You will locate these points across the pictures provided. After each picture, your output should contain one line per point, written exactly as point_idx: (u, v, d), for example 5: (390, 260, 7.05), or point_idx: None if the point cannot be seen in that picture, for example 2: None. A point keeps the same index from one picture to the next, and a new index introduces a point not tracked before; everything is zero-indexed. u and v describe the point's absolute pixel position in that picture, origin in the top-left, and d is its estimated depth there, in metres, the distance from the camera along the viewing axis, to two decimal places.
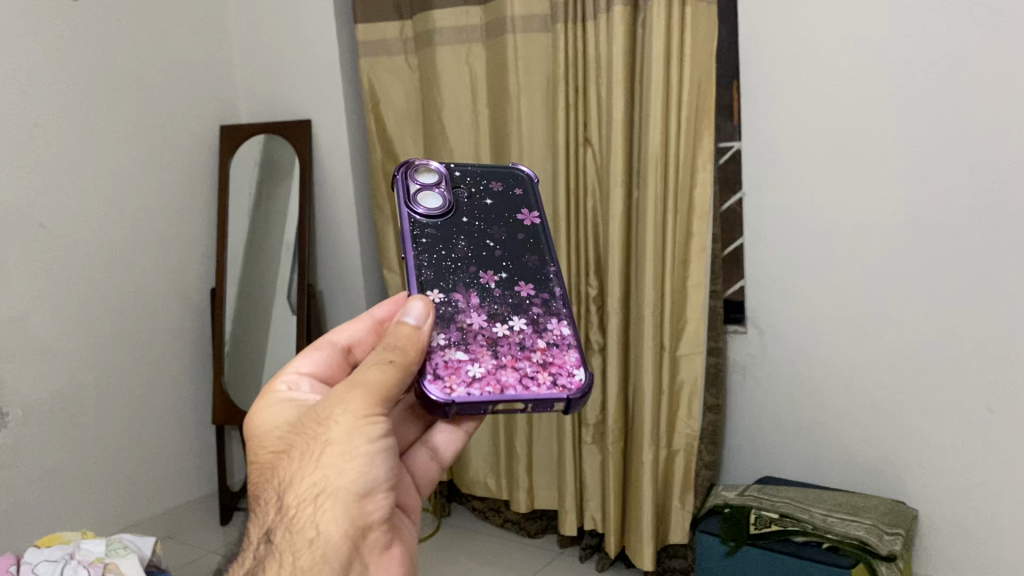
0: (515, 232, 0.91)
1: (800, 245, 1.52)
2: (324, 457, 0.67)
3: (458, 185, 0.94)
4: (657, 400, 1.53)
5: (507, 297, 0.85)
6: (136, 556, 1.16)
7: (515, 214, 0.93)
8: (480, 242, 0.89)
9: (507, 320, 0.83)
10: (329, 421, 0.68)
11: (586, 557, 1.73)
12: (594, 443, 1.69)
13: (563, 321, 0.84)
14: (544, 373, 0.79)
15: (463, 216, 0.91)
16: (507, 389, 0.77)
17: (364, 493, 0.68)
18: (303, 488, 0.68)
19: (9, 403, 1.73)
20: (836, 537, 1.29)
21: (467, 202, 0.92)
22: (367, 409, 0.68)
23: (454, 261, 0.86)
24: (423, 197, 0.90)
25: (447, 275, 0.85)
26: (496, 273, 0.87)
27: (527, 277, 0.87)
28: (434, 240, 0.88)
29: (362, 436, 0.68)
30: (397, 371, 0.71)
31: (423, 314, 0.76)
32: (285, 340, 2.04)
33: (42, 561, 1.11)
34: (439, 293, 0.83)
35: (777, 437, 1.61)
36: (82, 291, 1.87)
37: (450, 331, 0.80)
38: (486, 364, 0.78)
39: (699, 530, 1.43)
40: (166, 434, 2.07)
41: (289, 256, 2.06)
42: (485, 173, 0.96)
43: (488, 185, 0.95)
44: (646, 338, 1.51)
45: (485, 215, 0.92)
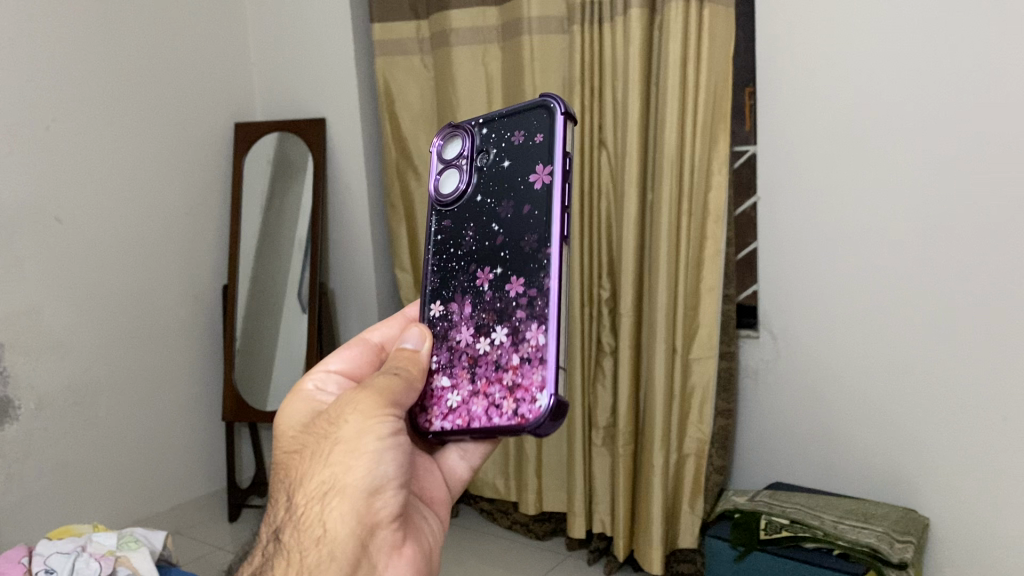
0: (520, 205, 0.79)
1: (813, 250, 1.52)
2: (335, 454, 0.68)
3: (482, 150, 0.85)
4: (668, 402, 1.53)
5: (496, 300, 0.78)
6: (147, 549, 1.15)
7: (525, 176, 0.80)
8: (485, 229, 0.82)
9: (491, 335, 0.77)
10: (342, 418, 0.69)
11: (594, 561, 1.73)
12: (604, 446, 1.69)
13: (540, 329, 0.73)
14: (509, 399, 0.74)
15: (477, 193, 0.83)
16: (474, 421, 0.76)
17: (372, 488, 0.67)
18: (314, 486, 0.68)
19: (22, 395, 1.74)
20: (848, 544, 1.28)
21: (487, 172, 0.84)
22: (380, 406, 0.69)
23: (460, 259, 0.83)
24: (447, 177, 0.86)
25: (452, 280, 0.83)
26: (494, 268, 0.79)
27: (521, 270, 0.77)
28: (447, 234, 0.85)
29: (371, 434, 0.68)
30: (402, 381, 0.73)
31: (421, 338, 0.80)
32: (296, 339, 2.05)
33: (53, 553, 1.10)
34: (441, 305, 0.82)
35: (788, 443, 1.60)
36: (96, 286, 1.87)
37: (442, 353, 0.80)
38: (463, 392, 0.78)
39: (709, 534, 1.41)
40: (175, 430, 2.07)
41: (301, 254, 2.07)
42: (513, 118, 0.83)
43: (511, 138, 0.83)
44: (660, 342, 1.50)
45: (497, 189, 0.82)
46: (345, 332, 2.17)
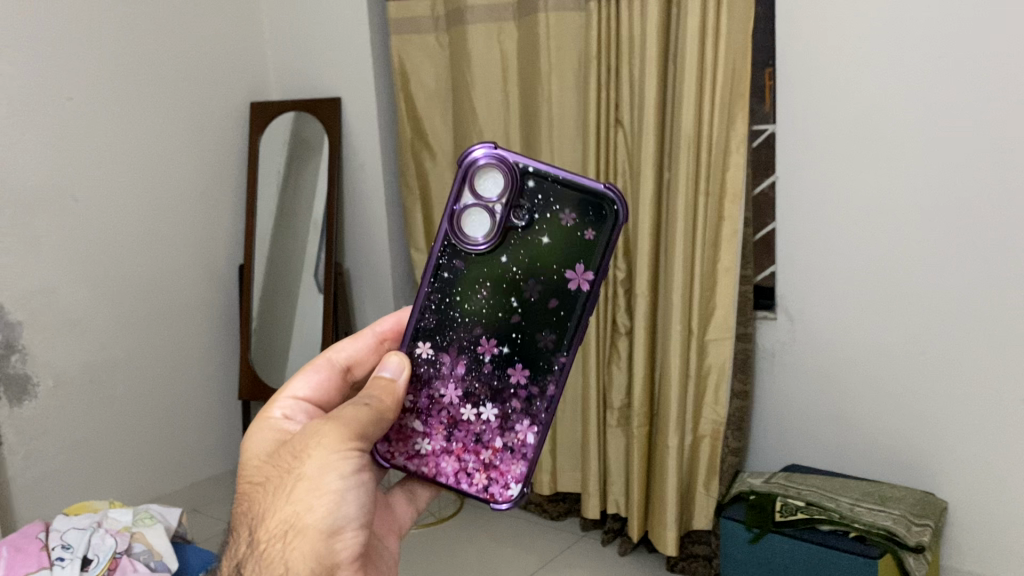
0: (547, 295, 0.77)
1: (832, 230, 1.49)
2: (297, 492, 0.67)
3: (523, 207, 0.76)
4: (683, 384, 1.51)
5: (492, 377, 0.78)
6: (162, 526, 1.14)
7: (563, 270, 0.76)
8: (501, 297, 0.77)
9: (477, 405, 0.78)
10: (304, 454, 0.68)
11: (608, 541, 1.73)
12: (618, 427, 1.68)
13: (533, 432, 0.78)
14: (482, 472, 0.79)
15: (502, 253, 0.77)
16: (441, 477, 0.79)
17: (333, 527, 0.67)
18: (276, 524, 0.67)
19: (40, 373, 1.75)
20: (864, 527, 1.27)
21: (519, 232, 0.77)
22: (345, 444, 0.68)
23: (462, 312, 0.78)
24: (472, 212, 0.76)
25: (449, 329, 0.78)
26: (499, 342, 0.78)
27: (527, 361, 0.78)
28: (457, 279, 0.77)
29: (333, 471, 0.67)
30: (372, 414, 0.71)
31: (400, 367, 0.76)
32: (313, 319, 2.06)
33: (71, 528, 1.09)
34: (431, 349, 0.78)
35: (803, 427, 1.58)
36: (112, 265, 1.88)
37: (419, 397, 0.78)
38: (436, 444, 0.79)
39: (723, 516, 1.40)
40: (190, 409, 2.08)
41: (317, 234, 2.06)
42: (569, 190, 0.76)
43: (558, 212, 0.76)
44: (675, 324, 1.49)
45: (529, 266, 0.77)
46: (360, 313, 2.17)
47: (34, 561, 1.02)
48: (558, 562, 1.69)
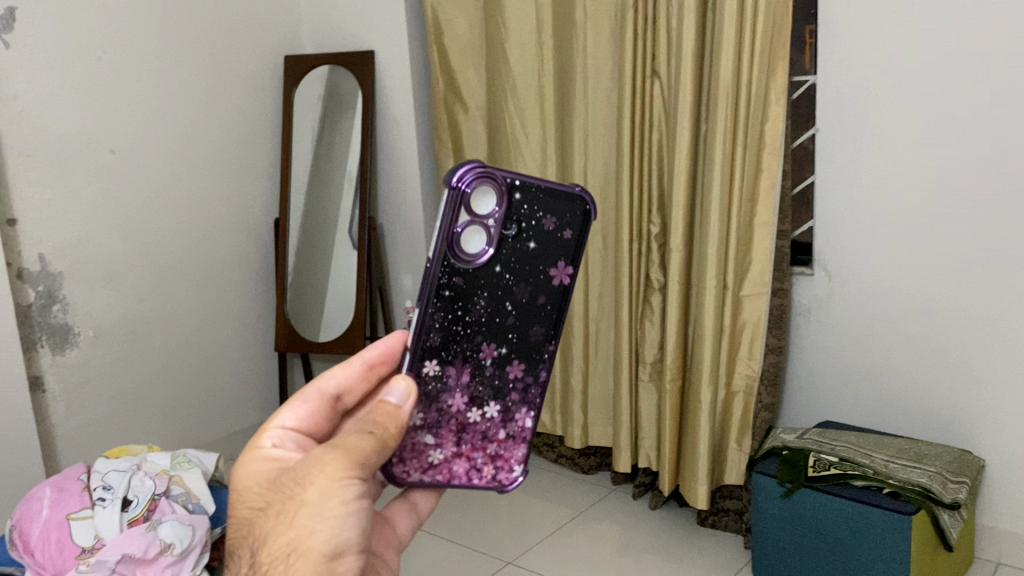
0: (536, 291, 0.65)
1: (873, 184, 1.46)
2: (295, 519, 0.55)
3: (512, 220, 0.63)
4: (717, 339, 1.50)
5: (494, 378, 0.65)
6: (200, 470, 1.15)
7: (545, 268, 0.65)
8: (500, 304, 0.64)
9: (481, 405, 0.65)
10: (303, 480, 0.55)
11: (639, 494, 1.74)
12: (651, 381, 1.68)
13: (533, 413, 0.67)
14: (488, 465, 0.66)
15: (497, 263, 0.63)
16: (454, 480, 0.66)
17: (329, 554, 0.55)
18: (268, 555, 0.55)
19: (81, 324, 1.79)
20: (898, 484, 1.26)
21: (508, 242, 0.63)
22: (345, 473, 0.55)
23: (465, 325, 0.63)
24: (468, 228, 0.61)
25: (452, 340, 0.63)
26: (499, 343, 0.65)
27: (520, 354, 0.66)
28: (456, 295, 0.62)
29: (337, 497, 0.55)
30: (377, 448, 0.57)
31: (408, 391, 0.59)
32: (348, 273, 2.07)
33: (111, 470, 1.10)
34: (436, 364, 0.63)
35: (839, 384, 1.56)
36: (149, 218, 1.90)
37: (427, 413, 0.64)
38: (445, 449, 0.65)
39: (755, 471, 1.39)
40: (226, 361, 2.11)
41: (351, 188, 2.07)
42: (546, 196, 0.65)
43: (540, 220, 0.64)
44: (710, 278, 1.48)
45: (522, 273, 0.64)
46: (394, 268, 2.18)
47: (76, 501, 1.05)
48: (588, 515, 1.70)
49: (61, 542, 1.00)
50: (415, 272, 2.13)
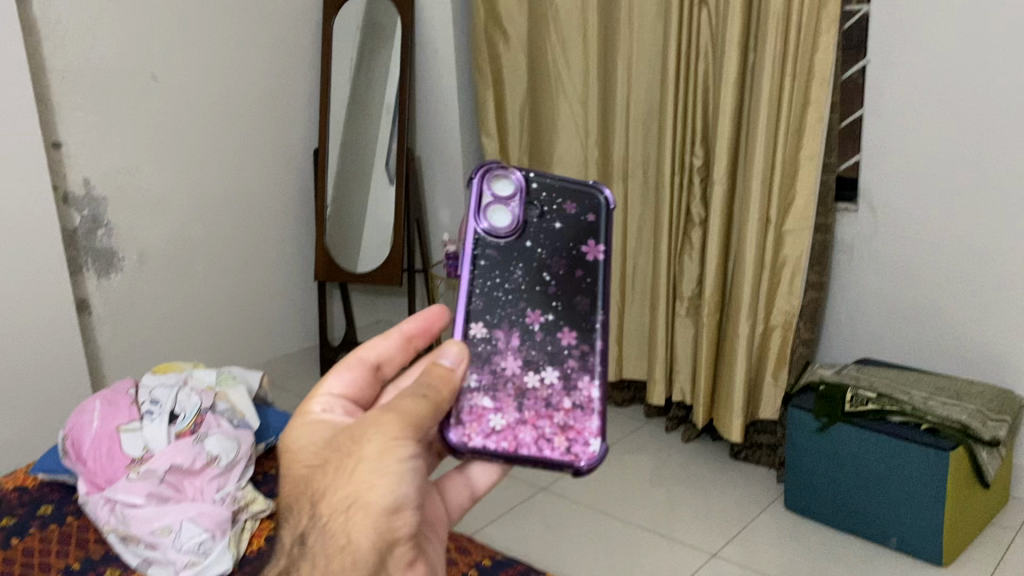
0: (573, 264, 0.66)
1: (926, 120, 1.41)
2: (354, 475, 0.51)
3: (535, 205, 0.67)
4: (757, 274, 1.49)
5: (546, 344, 0.64)
6: (244, 388, 1.18)
7: (579, 243, 0.66)
8: (537, 274, 0.66)
9: (538, 369, 0.63)
10: (360, 436, 0.52)
11: (672, 428, 1.75)
12: (687, 316, 1.67)
13: (598, 381, 0.63)
14: (560, 437, 0.61)
15: (526, 238, 0.66)
16: (522, 449, 0.60)
17: (388, 512, 0.51)
18: (329, 508, 0.51)
19: (125, 248, 1.82)
20: (937, 420, 1.25)
21: (533, 222, 0.67)
22: (402, 432, 0.51)
23: (505, 292, 0.65)
24: (491, 208, 0.66)
25: (494, 305, 0.65)
26: (546, 310, 0.65)
27: (570, 322, 0.65)
28: (490, 264, 0.66)
29: (395, 453, 0.51)
30: (432, 409, 0.54)
31: (460, 355, 0.59)
32: (386, 204, 2.08)
33: (159, 385, 1.13)
34: (482, 326, 0.64)
35: (878, 322, 1.55)
36: (190, 145, 1.91)
37: (481, 374, 0.63)
38: (507, 416, 0.61)
39: (791, 405, 1.39)
40: (266, 289, 2.14)
41: (390, 119, 2.06)
42: (566, 185, 0.68)
43: (563, 204, 0.67)
44: (753, 212, 1.46)
45: (555, 248, 0.66)
46: (432, 201, 2.17)
47: (125, 413, 1.08)
48: (622, 447, 1.71)
49: (112, 451, 1.03)
50: (452, 205, 2.13)
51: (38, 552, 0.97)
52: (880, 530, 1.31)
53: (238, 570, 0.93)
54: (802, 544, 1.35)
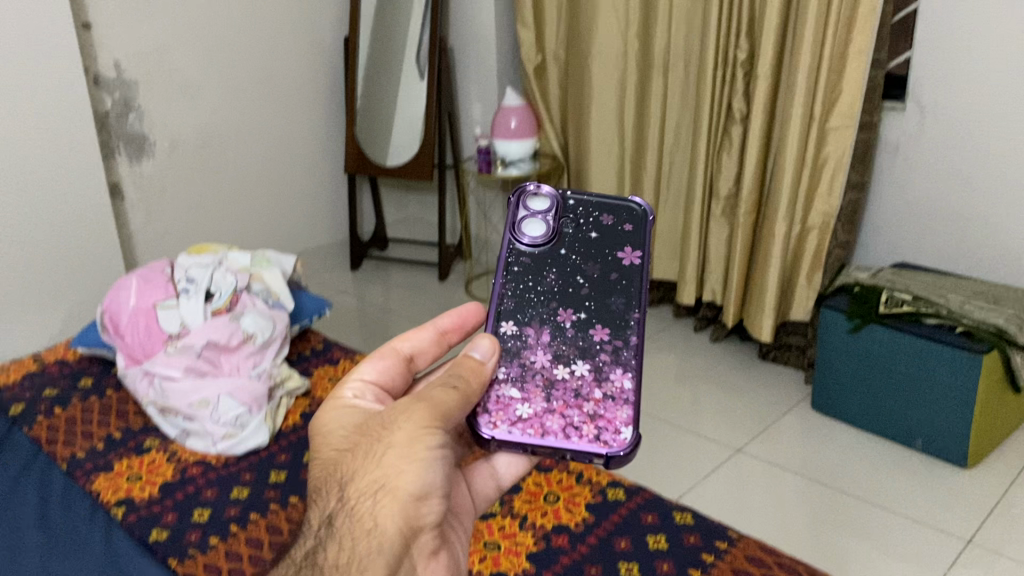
0: (607, 269, 0.68)
1: (991, 13, 1.34)
2: (383, 459, 0.51)
3: (569, 218, 0.71)
4: (798, 172, 1.46)
5: (577, 339, 0.66)
6: (278, 270, 1.19)
7: (613, 250, 0.69)
8: (570, 277, 0.68)
9: (568, 362, 0.64)
10: (390, 422, 0.53)
11: (700, 328, 1.76)
12: (723, 216, 1.64)
13: (630, 374, 0.63)
14: (588, 425, 0.61)
15: (560, 247, 0.69)
16: (550, 437, 0.60)
17: (416, 498, 0.51)
18: (355, 491, 0.51)
19: (155, 134, 1.81)
20: (972, 324, 1.23)
21: (568, 234, 0.70)
22: (432, 421, 0.53)
23: (538, 294, 0.67)
24: (525, 220, 0.70)
25: (528, 305, 0.67)
26: (578, 308, 0.67)
27: (602, 319, 0.66)
28: (524, 269, 0.68)
29: (423, 441, 0.52)
30: (461, 401, 0.55)
31: (491, 350, 0.61)
32: (417, 97, 2.04)
33: (195, 264, 1.14)
34: (514, 324, 0.66)
35: (919, 224, 1.52)
36: (219, 30, 1.87)
37: (510, 367, 0.64)
38: (535, 406, 0.62)
39: (824, 306, 1.38)
40: (297, 181, 2.14)
41: (421, 7, 1.99)
42: (601, 202, 0.71)
43: (598, 217, 0.71)
44: (796, 108, 1.42)
45: (589, 255, 0.69)
46: (464, 94, 2.13)
47: (161, 291, 1.09)
48: (647, 347, 1.72)
49: (149, 327, 1.05)
50: (484, 99, 2.08)
51: (81, 421, 1.00)
52: (904, 432, 1.32)
53: (275, 444, 0.97)
54: (826, 443, 1.36)
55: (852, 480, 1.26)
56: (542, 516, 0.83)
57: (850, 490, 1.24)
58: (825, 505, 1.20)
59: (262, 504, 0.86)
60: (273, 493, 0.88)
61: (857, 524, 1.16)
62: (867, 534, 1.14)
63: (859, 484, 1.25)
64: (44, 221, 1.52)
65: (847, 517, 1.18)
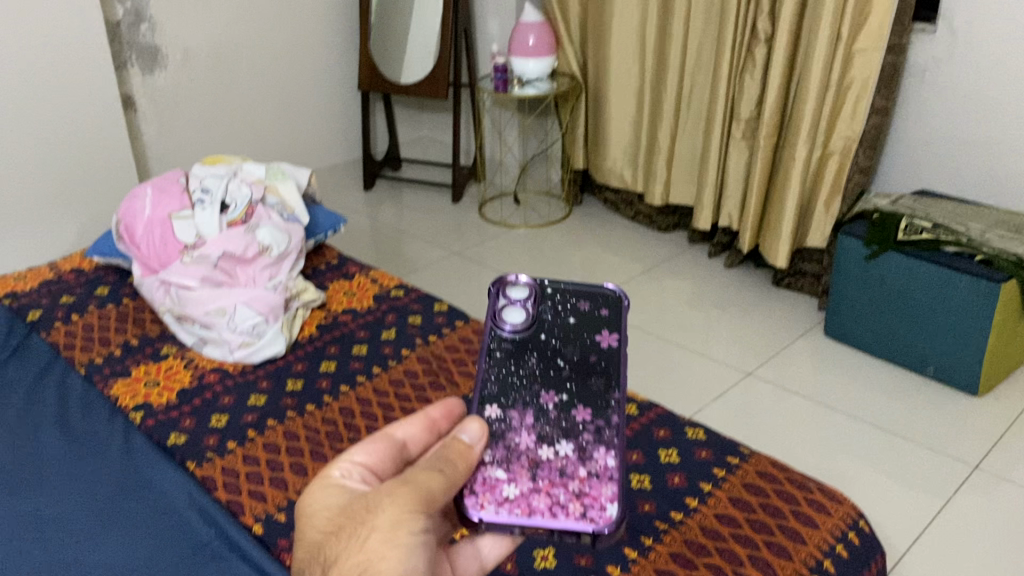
0: (584, 352, 0.64)
1: None
2: (366, 543, 0.46)
3: (547, 308, 0.67)
4: (822, 96, 1.43)
5: (559, 420, 0.59)
6: (293, 183, 1.19)
7: (591, 333, 0.65)
8: (551, 362, 0.63)
9: (552, 443, 0.57)
10: (374, 505, 0.48)
11: (716, 254, 1.75)
12: (743, 139, 1.61)
13: (614, 451, 0.57)
14: (575, 503, 0.54)
15: (540, 333, 0.65)
16: (536, 517, 0.53)
17: None
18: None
19: (167, 46, 1.77)
20: (992, 253, 1.22)
21: (547, 322, 0.66)
22: (414, 505, 0.47)
23: (520, 378, 0.61)
24: (505, 309, 0.65)
25: (510, 389, 0.61)
26: (559, 390, 0.61)
27: (584, 400, 0.60)
28: (506, 354, 0.63)
29: (406, 526, 0.47)
30: (448, 485, 0.50)
31: (480, 433, 0.54)
32: (433, 13, 1.99)
33: (209, 175, 1.13)
34: (496, 407, 0.59)
35: (944, 152, 1.49)
36: None
37: (495, 450, 0.56)
38: (520, 486, 0.54)
39: (842, 232, 1.36)
40: (310, 97, 2.11)
41: None
42: (577, 291, 0.68)
43: (575, 305, 0.67)
44: (823, 30, 1.38)
45: (568, 339, 0.65)
46: (481, 11, 2.08)
47: (176, 202, 1.08)
48: (659, 272, 1.71)
49: (165, 237, 1.05)
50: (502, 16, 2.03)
51: (98, 329, 1.01)
52: (917, 359, 1.32)
53: (291, 354, 0.97)
54: (838, 370, 1.36)
55: (862, 406, 1.26)
56: None
57: (860, 415, 1.24)
58: (834, 429, 1.21)
59: (278, 411, 0.87)
60: (290, 401, 0.89)
61: (865, 448, 1.17)
62: (874, 459, 1.15)
63: (869, 410, 1.25)
64: (56, 131, 1.51)
65: (855, 441, 1.18)
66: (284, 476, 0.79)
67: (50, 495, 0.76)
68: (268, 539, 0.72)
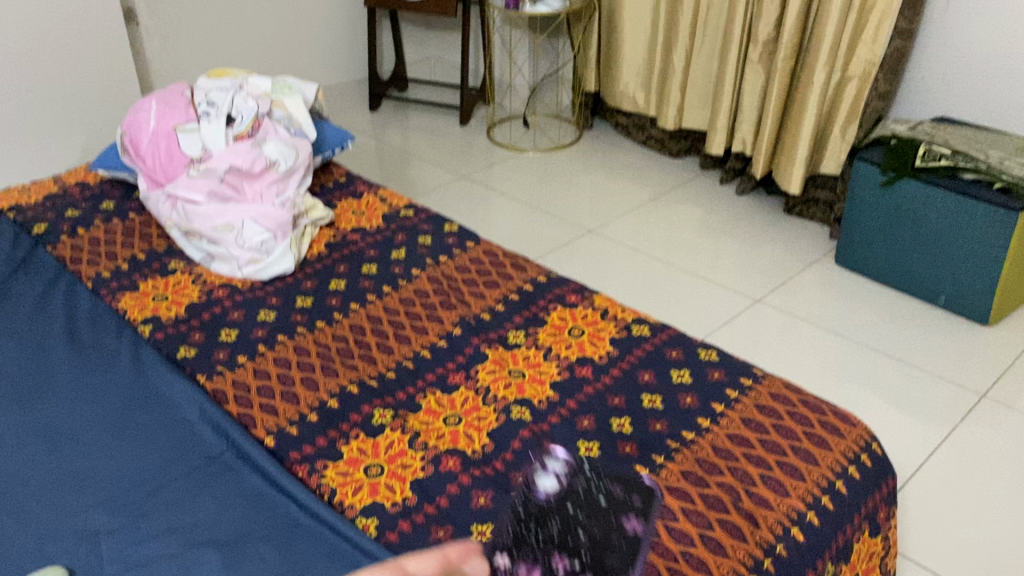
0: (608, 532, 0.56)
1: None
2: None
3: (585, 477, 0.60)
4: (843, 16, 1.38)
5: None
6: (300, 98, 1.16)
7: (620, 518, 0.57)
8: (570, 537, 0.56)
9: None
10: None
11: (727, 181, 1.72)
12: (760, 62, 1.57)
13: None
14: None
15: (567, 501, 0.58)
16: None
17: None
18: None
19: None
20: (1011, 180, 1.20)
21: (576, 490, 0.59)
22: None
23: (535, 544, 0.57)
24: (540, 476, 0.60)
25: (519, 553, 0.56)
26: (573, 560, 0.55)
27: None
28: (529, 520, 0.58)
29: None
30: None
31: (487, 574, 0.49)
32: None
33: (215, 88, 1.10)
34: (506, 560, 0.56)
35: (966, 79, 1.45)
36: None
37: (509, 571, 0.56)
38: None
39: (858, 158, 1.33)
40: (315, 13, 2.06)
41: None
42: (618, 478, 0.60)
43: (611, 488, 0.59)
44: None
45: (595, 518, 0.57)
46: None
47: (181, 115, 1.06)
48: (669, 198, 1.69)
49: (170, 150, 1.03)
50: None
51: (104, 243, 1.00)
52: (928, 288, 1.31)
53: (300, 271, 0.96)
54: (848, 298, 1.35)
55: (871, 334, 1.26)
56: (567, 348, 0.83)
57: (869, 343, 1.24)
58: (843, 356, 1.21)
59: (288, 327, 0.87)
60: (300, 317, 0.89)
61: (874, 375, 1.17)
62: (882, 386, 1.15)
63: (878, 338, 1.25)
64: (58, 43, 1.48)
65: (864, 368, 1.18)
66: (294, 390, 0.78)
67: (62, 408, 0.76)
68: (280, 452, 0.72)
